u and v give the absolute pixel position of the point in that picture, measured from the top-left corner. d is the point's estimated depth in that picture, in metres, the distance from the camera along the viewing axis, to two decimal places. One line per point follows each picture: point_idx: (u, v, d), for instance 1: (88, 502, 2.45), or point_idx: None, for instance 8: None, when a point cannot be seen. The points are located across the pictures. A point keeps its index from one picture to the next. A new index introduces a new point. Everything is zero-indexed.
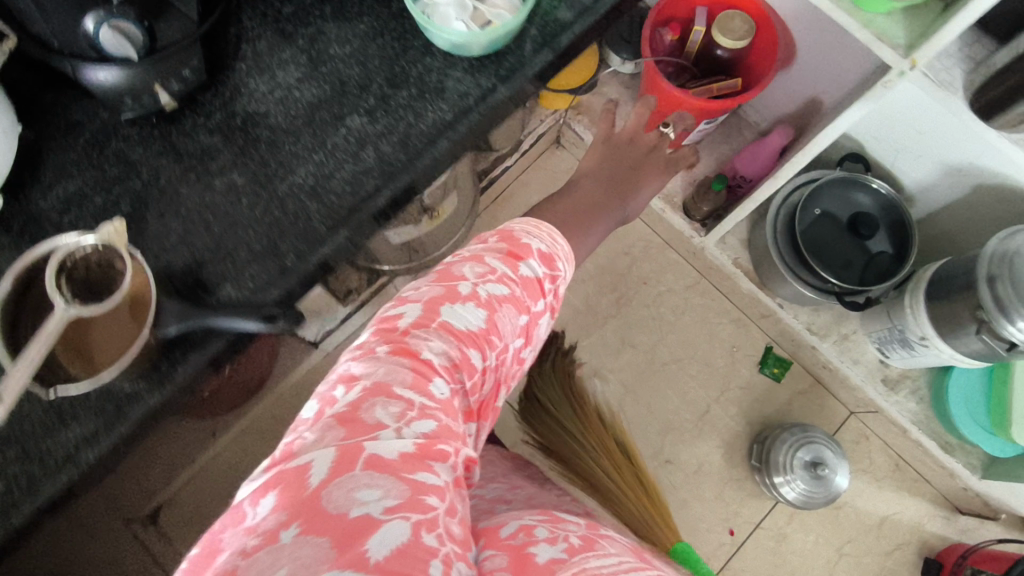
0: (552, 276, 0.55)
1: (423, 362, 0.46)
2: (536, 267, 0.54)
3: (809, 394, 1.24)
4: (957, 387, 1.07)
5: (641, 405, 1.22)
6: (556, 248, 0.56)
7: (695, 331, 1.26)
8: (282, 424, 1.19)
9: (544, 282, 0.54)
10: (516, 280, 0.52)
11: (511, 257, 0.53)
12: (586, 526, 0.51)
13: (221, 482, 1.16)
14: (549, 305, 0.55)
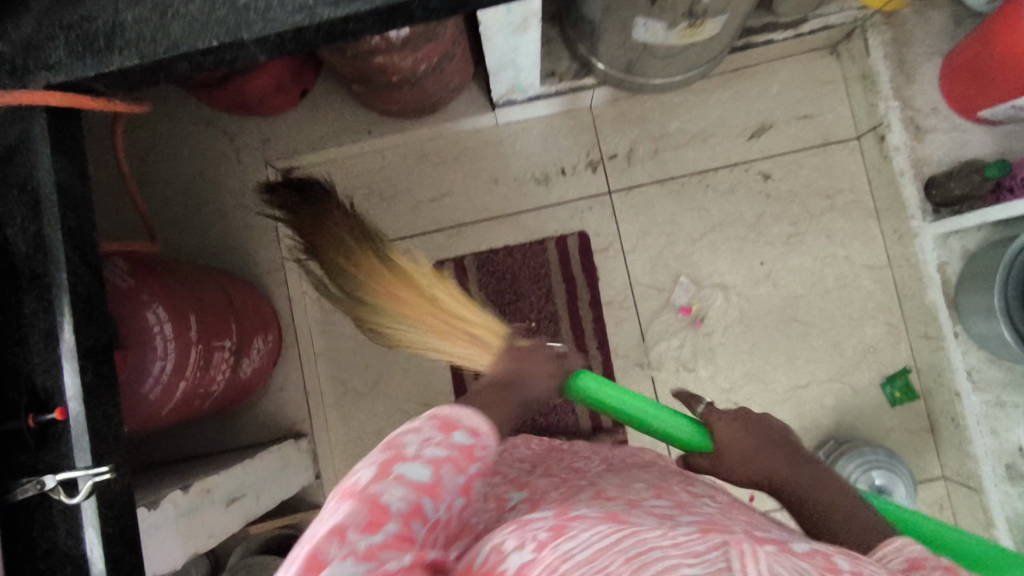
0: (478, 446, 0.51)
1: (388, 510, 0.44)
2: (463, 437, 0.51)
3: (914, 435, 1.12)
4: None
5: (744, 342, 1.16)
6: (486, 425, 0.53)
7: (845, 310, 1.15)
8: (424, 161, 1.21)
9: (478, 460, 0.51)
10: (451, 448, 0.50)
11: (443, 429, 0.51)
12: (557, 514, 0.45)
13: (350, 179, 1.21)
14: (485, 465, 0.52)
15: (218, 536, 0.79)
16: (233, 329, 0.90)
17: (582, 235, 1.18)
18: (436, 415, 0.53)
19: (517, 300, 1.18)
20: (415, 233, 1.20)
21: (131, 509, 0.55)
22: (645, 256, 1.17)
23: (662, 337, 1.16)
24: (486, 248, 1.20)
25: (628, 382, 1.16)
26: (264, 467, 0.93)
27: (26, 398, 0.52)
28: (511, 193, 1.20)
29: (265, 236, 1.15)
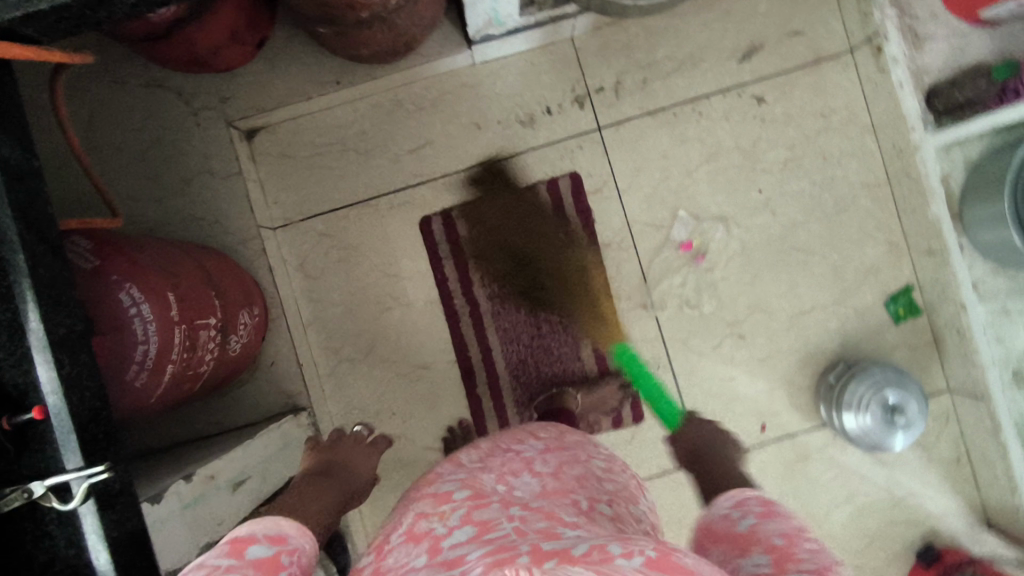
0: (289, 551, 0.59)
1: None
2: (266, 548, 0.58)
3: (918, 352, 1.12)
4: None
5: (746, 274, 1.13)
6: (287, 528, 0.61)
7: (845, 232, 1.12)
8: (398, 110, 1.13)
9: (281, 559, 0.57)
10: (249, 565, 0.55)
11: (237, 554, 0.56)
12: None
13: (320, 135, 1.13)
14: (292, 570, 0.58)
15: (229, 522, 0.74)
16: (215, 306, 0.83)
17: (572, 176, 1.12)
18: (229, 544, 0.57)
19: (511, 250, 1.13)
20: (397, 189, 1.13)
21: (136, 510, 0.50)
22: (640, 194, 1.13)
23: (664, 276, 1.13)
24: (473, 198, 1.13)
25: (631, 324, 1.13)
26: (264, 446, 0.88)
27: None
28: (495, 138, 1.13)
29: (234, 205, 1.07)
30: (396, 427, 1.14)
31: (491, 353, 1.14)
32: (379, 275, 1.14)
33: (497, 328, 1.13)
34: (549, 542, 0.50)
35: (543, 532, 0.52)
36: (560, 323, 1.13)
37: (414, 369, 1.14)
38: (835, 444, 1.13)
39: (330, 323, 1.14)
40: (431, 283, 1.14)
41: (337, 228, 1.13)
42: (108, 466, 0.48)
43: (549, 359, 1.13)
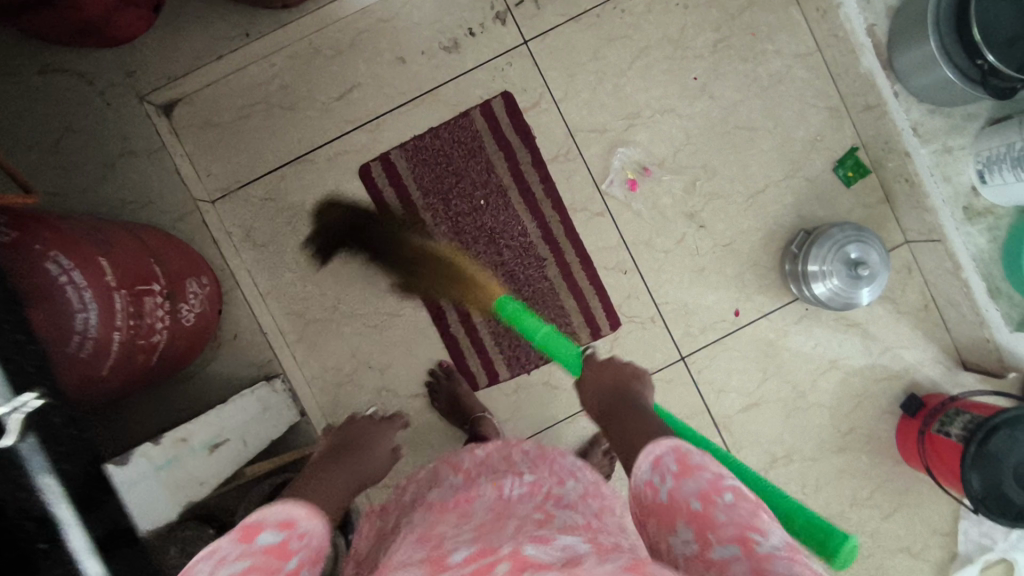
0: (298, 536, 0.59)
1: None
2: (273, 537, 0.57)
3: (872, 210, 1.14)
4: None
5: (697, 164, 1.13)
6: (295, 512, 0.61)
7: (784, 105, 1.13)
8: (318, 58, 1.09)
9: (290, 548, 0.57)
10: (258, 552, 0.55)
11: (248, 541, 0.55)
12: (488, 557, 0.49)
13: (242, 97, 1.08)
14: (303, 558, 0.58)
15: (210, 482, 0.73)
16: (157, 273, 0.80)
17: (505, 95, 1.10)
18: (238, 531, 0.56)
19: (458, 181, 1.11)
20: (330, 138, 1.09)
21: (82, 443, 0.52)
22: (579, 102, 1.11)
23: (616, 180, 1.12)
24: (409, 136, 1.10)
25: (592, 233, 1.12)
26: (240, 409, 0.85)
27: None
28: (421, 71, 1.10)
29: (164, 181, 1.02)
30: (377, 380, 1.12)
31: (457, 290, 1.12)
32: (330, 230, 1.11)
33: (458, 263, 1.12)
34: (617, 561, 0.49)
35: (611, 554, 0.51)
36: (520, 246, 1.12)
37: (383, 318, 1.12)
38: (809, 315, 1.15)
39: (288, 289, 1.11)
40: (383, 229, 1.11)
41: (278, 189, 1.09)
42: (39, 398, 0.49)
43: (517, 283, 1.12)
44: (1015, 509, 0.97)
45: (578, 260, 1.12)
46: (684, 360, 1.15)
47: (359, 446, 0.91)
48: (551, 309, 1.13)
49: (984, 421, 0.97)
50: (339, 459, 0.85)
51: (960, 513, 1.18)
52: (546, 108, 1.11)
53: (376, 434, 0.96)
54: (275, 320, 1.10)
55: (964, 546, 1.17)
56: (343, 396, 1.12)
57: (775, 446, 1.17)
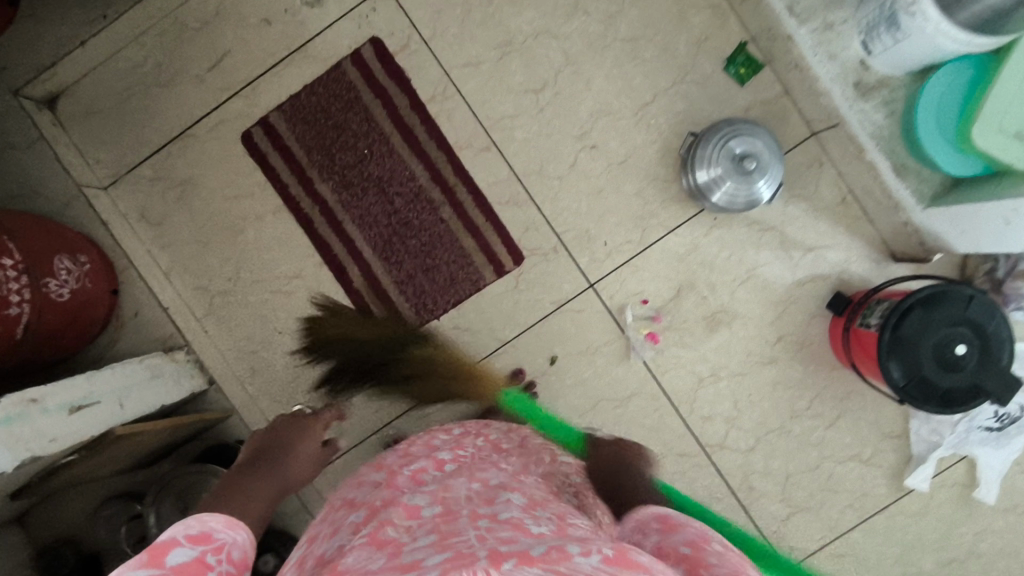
0: (215, 549, 0.56)
1: None
2: (189, 552, 0.54)
3: (771, 106, 1.08)
4: (924, 105, 0.90)
5: (579, 82, 1.09)
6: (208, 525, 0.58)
7: (664, 10, 1.08)
8: (184, 33, 1.09)
9: (207, 559, 0.54)
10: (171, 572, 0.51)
11: (157, 564, 0.51)
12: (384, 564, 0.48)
13: (117, 81, 1.09)
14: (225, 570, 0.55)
15: (64, 439, 0.74)
16: (13, 249, 0.81)
17: (374, 41, 1.09)
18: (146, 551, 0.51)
19: (340, 134, 1.09)
20: (209, 110, 1.10)
21: None
22: (449, 37, 1.09)
23: (498, 109, 1.09)
24: (285, 96, 1.10)
25: (479, 168, 1.10)
26: (118, 374, 0.87)
27: None
28: (287, 29, 1.09)
29: (49, 168, 1.06)
30: (288, 343, 1.12)
31: (354, 243, 1.10)
32: (224, 201, 1.11)
33: (351, 215, 1.10)
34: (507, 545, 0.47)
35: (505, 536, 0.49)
36: (410, 190, 1.10)
37: (286, 281, 1.12)
38: (719, 224, 1.09)
39: (190, 264, 1.11)
40: (272, 192, 1.11)
41: (165, 167, 1.11)
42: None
43: (411, 229, 1.10)
44: (939, 393, 0.91)
45: (468, 197, 1.10)
46: (593, 286, 1.11)
47: (276, 455, 0.81)
48: (452, 252, 1.10)
49: (897, 305, 0.91)
50: (250, 471, 0.76)
51: (908, 412, 1.11)
52: (416, 46, 1.09)
53: (301, 431, 0.87)
54: (180, 296, 1.11)
55: (917, 447, 1.10)
56: (258, 362, 1.12)
57: (700, 365, 1.11)
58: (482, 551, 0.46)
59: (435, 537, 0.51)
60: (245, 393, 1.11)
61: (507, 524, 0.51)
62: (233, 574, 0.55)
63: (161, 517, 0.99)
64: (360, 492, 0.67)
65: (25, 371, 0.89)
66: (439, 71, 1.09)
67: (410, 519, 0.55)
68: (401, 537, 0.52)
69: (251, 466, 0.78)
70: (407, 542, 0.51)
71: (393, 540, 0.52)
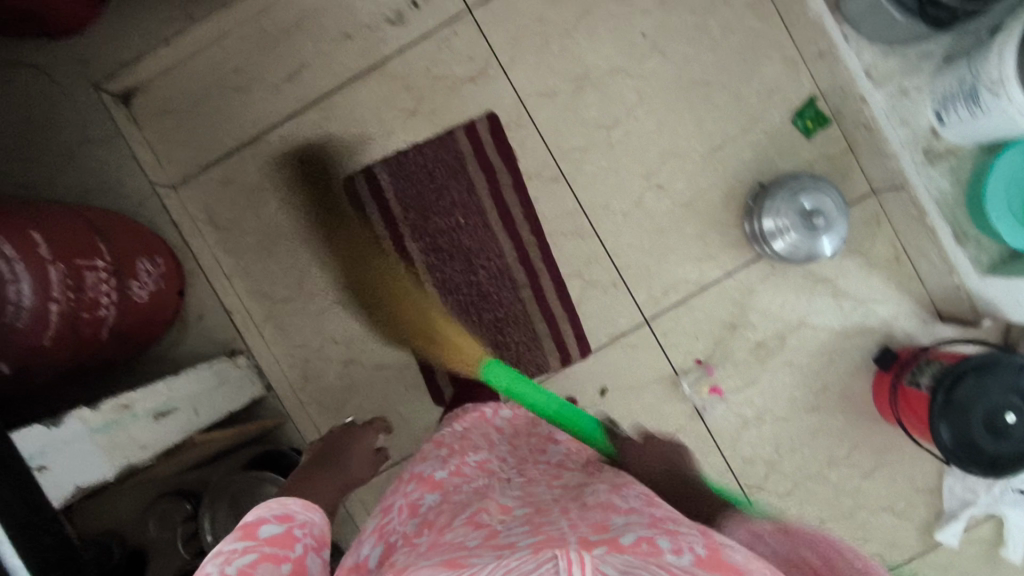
0: (299, 526, 0.62)
1: None
2: (274, 527, 0.60)
3: (835, 161, 1.11)
4: (994, 180, 0.93)
5: (651, 122, 1.11)
6: (293, 506, 0.65)
7: (741, 58, 1.10)
8: (264, 41, 1.09)
9: (293, 532, 0.60)
10: (263, 543, 0.58)
11: (251, 536, 0.58)
12: (483, 539, 0.51)
13: (195, 83, 1.10)
14: (309, 546, 0.60)
15: (152, 447, 0.75)
16: (103, 251, 0.83)
17: (490, 116, 1.10)
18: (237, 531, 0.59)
19: (439, 198, 1.12)
20: (283, 119, 1.11)
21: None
22: (527, 66, 1.10)
23: (569, 142, 1.11)
24: (361, 110, 1.11)
25: (545, 199, 1.12)
26: (193, 380, 0.88)
27: None
28: (367, 45, 1.09)
29: (127, 167, 1.06)
30: (344, 353, 1.14)
31: (432, 305, 1.13)
32: (291, 209, 1.12)
33: (434, 278, 1.13)
34: (597, 530, 0.47)
35: (592, 519, 0.50)
36: (496, 266, 1.12)
37: (347, 293, 1.13)
38: (775, 272, 1.12)
39: (253, 268, 1.12)
40: (341, 205, 1.12)
41: (237, 172, 1.12)
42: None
43: (488, 298, 1.13)
44: (984, 457, 0.94)
45: (531, 227, 1.12)
46: (647, 322, 1.13)
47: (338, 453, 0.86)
48: (523, 331, 1.13)
49: (950, 369, 0.94)
50: (317, 471, 0.80)
51: (943, 469, 1.13)
52: (494, 72, 1.10)
53: (358, 434, 0.92)
54: (241, 299, 1.12)
55: (949, 503, 1.13)
56: (311, 370, 1.13)
57: (745, 407, 1.14)
58: (574, 535, 0.46)
59: (529, 524, 0.52)
60: (298, 400, 1.13)
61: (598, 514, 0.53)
62: (317, 547, 0.60)
63: (215, 523, 0.99)
64: (429, 467, 0.71)
65: (101, 373, 0.90)
66: (514, 100, 1.10)
67: (502, 513, 0.57)
68: (495, 524, 0.54)
69: (316, 468, 0.82)
70: (502, 527, 0.53)
71: (488, 525, 0.54)
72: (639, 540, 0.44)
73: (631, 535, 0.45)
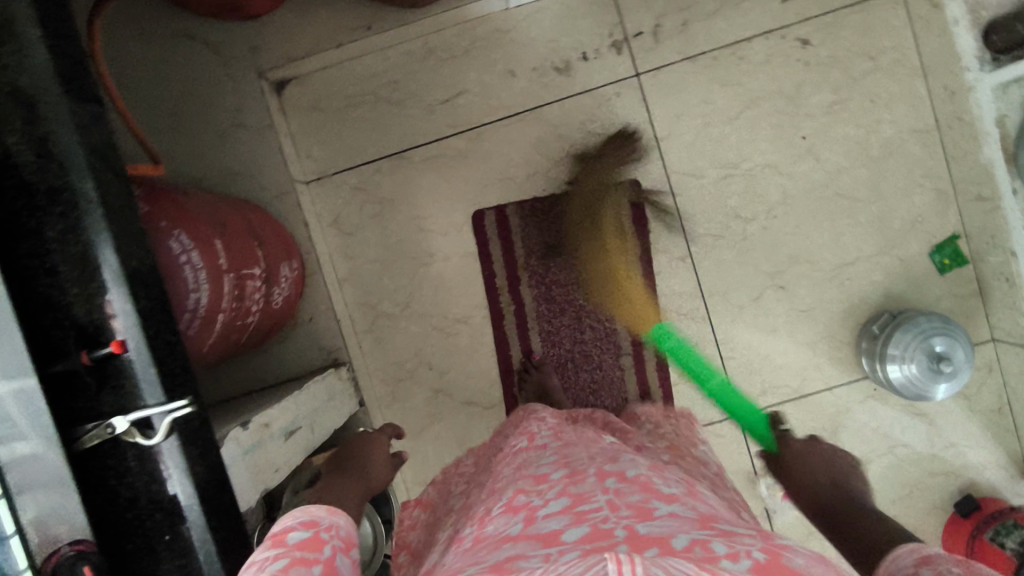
0: (326, 528, 0.56)
1: None
2: (304, 530, 0.55)
3: (962, 302, 1.10)
4: None
5: (790, 223, 1.10)
6: (316, 510, 0.59)
7: (893, 181, 1.09)
8: (428, 59, 1.08)
9: (321, 535, 0.55)
10: (293, 549, 0.52)
11: (279, 542, 0.52)
12: (524, 522, 0.54)
13: (350, 86, 1.09)
14: (339, 547, 0.55)
15: (283, 469, 0.76)
16: (259, 257, 0.82)
17: (633, 183, 1.10)
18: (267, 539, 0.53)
19: (564, 252, 1.11)
20: (430, 140, 1.10)
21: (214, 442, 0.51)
22: (681, 142, 1.09)
23: (704, 226, 1.11)
24: (507, 148, 1.10)
25: (667, 275, 1.12)
26: (309, 397, 0.88)
27: (74, 334, 0.46)
28: (529, 87, 1.08)
29: (271, 157, 1.05)
30: (434, 381, 1.13)
31: (532, 353, 1.13)
32: (414, 230, 1.11)
33: (540, 328, 1.12)
34: (643, 525, 0.49)
35: (635, 507, 0.52)
36: (604, 330, 1.12)
37: (452, 323, 1.13)
38: (876, 396, 1.12)
39: (367, 279, 1.12)
40: (466, 237, 1.11)
41: (371, 181, 1.11)
42: (187, 405, 0.48)
43: (590, 357, 1.12)
44: None
45: (648, 300, 1.12)
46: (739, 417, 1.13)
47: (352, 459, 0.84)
48: (614, 399, 1.12)
49: None
50: (336, 478, 0.79)
51: None
52: (648, 141, 1.09)
53: (371, 437, 0.90)
54: (348, 307, 1.12)
55: None
56: (401, 391, 1.13)
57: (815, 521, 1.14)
58: (621, 528, 0.48)
59: (567, 502, 0.55)
60: (382, 418, 1.13)
61: (635, 489, 0.55)
62: (344, 550, 0.55)
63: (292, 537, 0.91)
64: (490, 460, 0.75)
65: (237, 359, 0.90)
66: (661, 172, 1.10)
67: (539, 483, 0.60)
68: (532, 500, 0.57)
69: (336, 474, 0.81)
70: (540, 505, 0.56)
71: (526, 504, 0.57)
72: (691, 541, 0.45)
73: (682, 537, 0.46)
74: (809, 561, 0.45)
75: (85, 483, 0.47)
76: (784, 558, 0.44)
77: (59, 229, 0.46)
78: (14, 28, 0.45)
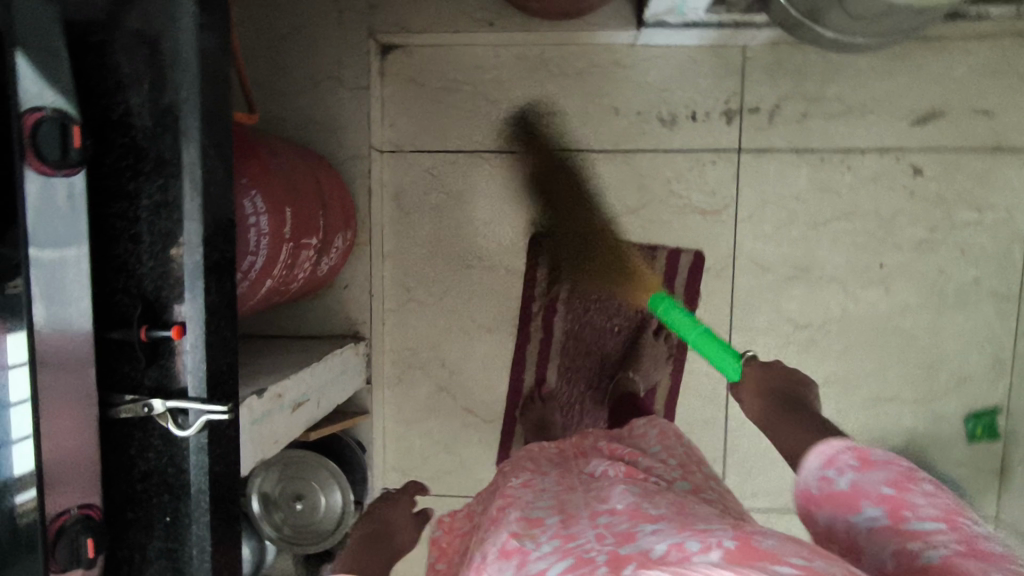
0: None
1: None
2: None
3: (978, 473, 1.08)
4: None
5: (839, 345, 1.07)
6: None
7: (956, 336, 1.05)
8: (538, 69, 1.05)
9: None
10: None
11: None
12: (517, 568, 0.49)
13: (454, 70, 1.07)
14: None
15: (283, 439, 0.76)
16: (320, 226, 0.82)
17: (697, 255, 1.07)
18: None
19: (607, 299, 1.09)
20: (514, 148, 1.08)
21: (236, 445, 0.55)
22: (759, 230, 1.06)
23: (754, 318, 1.08)
24: (586, 181, 1.07)
25: (700, 353, 1.10)
26: (325, 369, 0.88)
27: (141, 308, 0.50)
28: (628, 127, 1.05)
29: (356, 119, 1.03)
30: (442, 380, 1.14)
31: (544, 384, 1.12)
32: (471, 230, 1.10)
33: (560, 364, 1.11)
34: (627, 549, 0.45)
35: (622, 535, 0.48)
36: None
37: (478, 331, 1.12)
38: None
39: (410, 262, 1.12)
40: (518, 253, 1.10)
41: (444, 171, 1.09)
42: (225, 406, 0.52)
43: (599, 410, 1.10)
44: None
45: (674, 372, 1.10)
46: None
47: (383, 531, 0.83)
48: None
49: None
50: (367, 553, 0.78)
51: None
52: (727, 218, 1.06)
53: (396, 503, 0.90)
54: (384, 283, 1.12)
55: None
56: (408, 378, 1.14)
57: None
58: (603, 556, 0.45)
59: (559, 542, 0.50)
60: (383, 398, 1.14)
61: (624, 518, 0.50)
62: None
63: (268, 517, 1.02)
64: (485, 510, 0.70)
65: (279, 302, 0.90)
66: (729, 253, 1.07)
67: (533, 526, 0.55)
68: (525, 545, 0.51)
69: (366, 542, 0.80)
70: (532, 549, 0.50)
71: (518, 548, 0.51)
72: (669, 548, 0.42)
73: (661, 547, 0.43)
74: (788, 541, 0.41)
75: (109, 442, 0.52)
76: (757, 545, 0.40)
77: (153, 208, 0.50)
78: (178, 19, 0.48)
